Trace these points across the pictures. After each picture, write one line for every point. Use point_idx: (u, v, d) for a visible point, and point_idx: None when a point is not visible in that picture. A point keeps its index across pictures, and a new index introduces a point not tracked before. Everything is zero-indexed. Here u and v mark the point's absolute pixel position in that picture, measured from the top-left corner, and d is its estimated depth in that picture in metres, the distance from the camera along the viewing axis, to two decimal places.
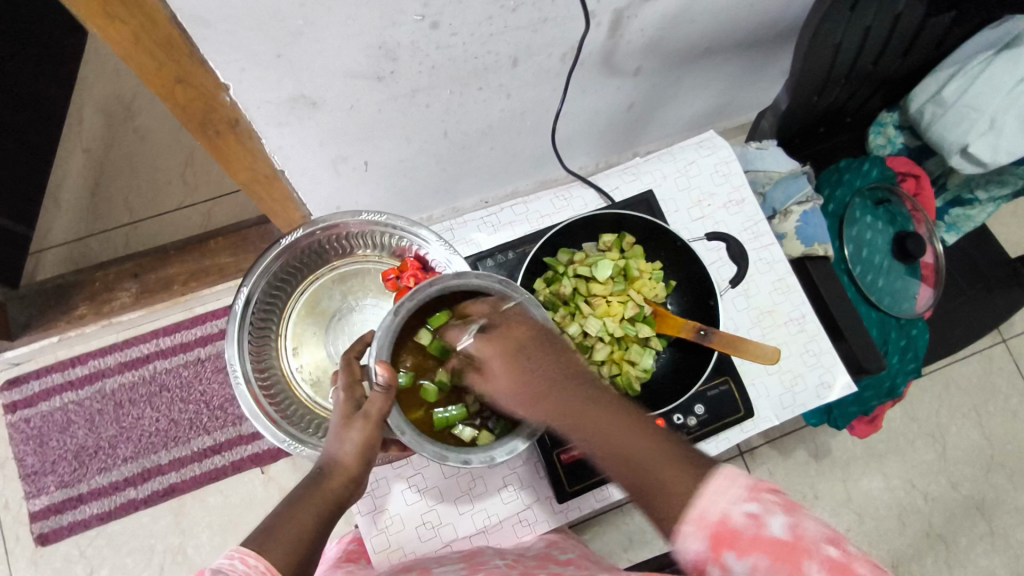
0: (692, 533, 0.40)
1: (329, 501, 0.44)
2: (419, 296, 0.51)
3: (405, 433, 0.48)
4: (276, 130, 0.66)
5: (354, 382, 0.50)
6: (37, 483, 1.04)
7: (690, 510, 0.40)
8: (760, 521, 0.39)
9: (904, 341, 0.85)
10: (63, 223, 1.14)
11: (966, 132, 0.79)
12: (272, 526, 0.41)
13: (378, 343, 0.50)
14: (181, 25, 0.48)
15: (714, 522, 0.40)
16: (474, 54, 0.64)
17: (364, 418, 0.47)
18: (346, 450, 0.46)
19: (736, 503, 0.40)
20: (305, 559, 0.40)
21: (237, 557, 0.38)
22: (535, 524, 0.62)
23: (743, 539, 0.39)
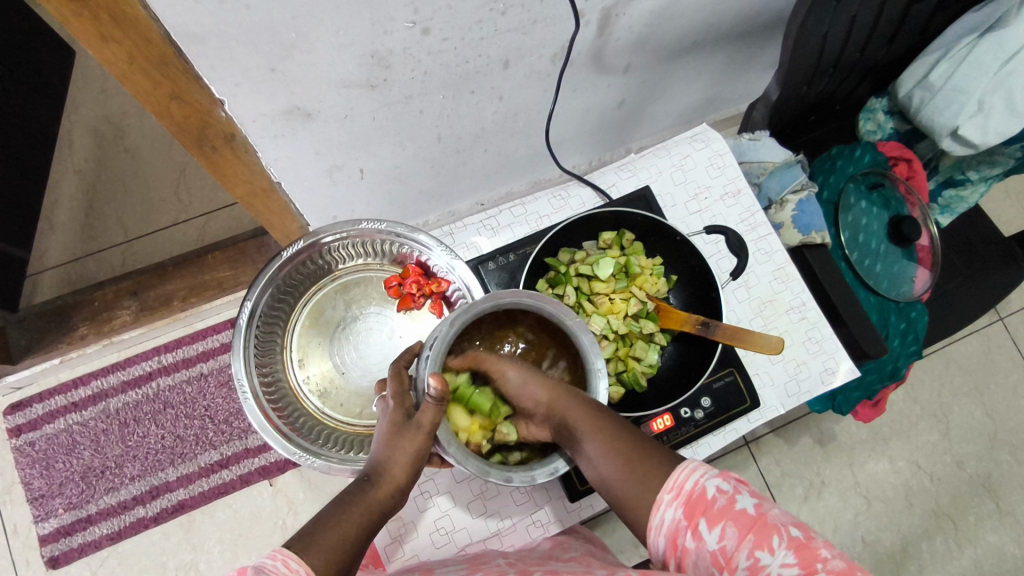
0: (670, 501, 0.46)
1: (375, 510, 0.45)
2: (476, 311, 0.51)
3: (450, 448, 0.49)
4: (271, 143, 0.66)
5: (404, 392, 0.51)
6: (45, 506, 1.03)
7: (668, 483, 0.47)
8: (730, 496, 0.45)
9: (903, 324, 0.86)
10: (59, 245, 1.14)
11: (956, 115, 0.79)
12: (315, 530, 0.41)
13: (434, 353, 0.50)
14: (176, 42, 0.49)
15: (690, 494, 0.46)
16: (466, 58, 0.65)
17: (416, 429, 0.48)
18: (397, 459, 0.47)
19: (710, 478, 0.46)
20: (348, 566, 0.40)
21: (279, 558, 0.38)
22: (548, 525, 0.62)
23: (716, 509, 0.44)
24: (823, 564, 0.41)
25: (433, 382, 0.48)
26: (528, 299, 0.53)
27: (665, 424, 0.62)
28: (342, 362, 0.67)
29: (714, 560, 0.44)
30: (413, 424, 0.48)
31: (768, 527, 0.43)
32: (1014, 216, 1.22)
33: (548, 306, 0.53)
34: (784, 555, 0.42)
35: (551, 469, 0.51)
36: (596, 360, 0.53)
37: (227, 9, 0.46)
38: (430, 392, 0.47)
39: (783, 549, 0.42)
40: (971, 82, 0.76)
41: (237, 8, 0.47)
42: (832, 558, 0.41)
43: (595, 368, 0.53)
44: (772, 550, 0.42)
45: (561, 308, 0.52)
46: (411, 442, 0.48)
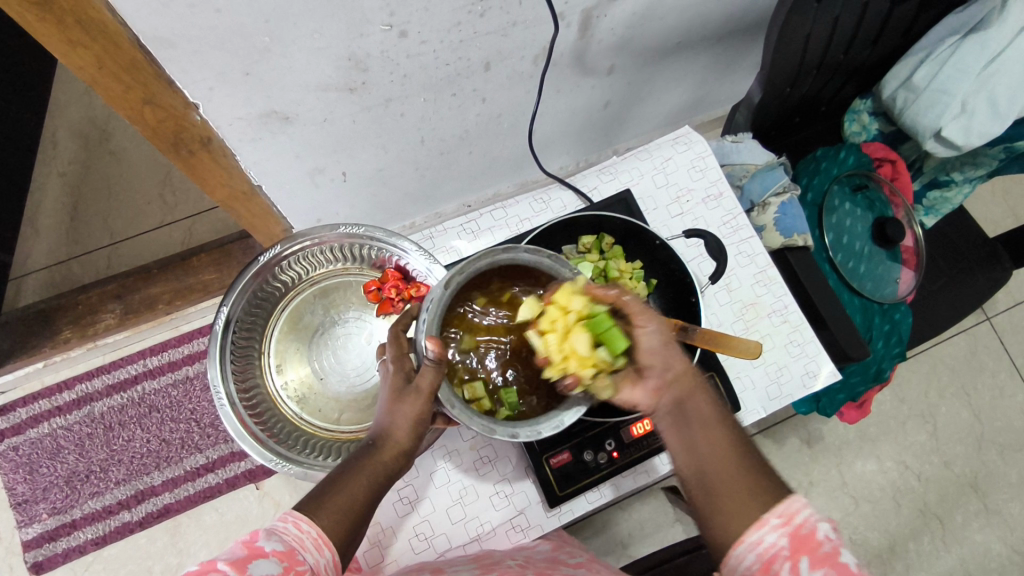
0: (776, 526, 0.40)
1: (379, 474, 0.46)
2: (471, 270, 0.47)
3: (453, 405, 0.45)
4: (249, 146, 0.65)
5: (403, 355, 0.50)
6: (29, 511, 1.03)
7: (779, 507, 0.41)
8: (841, 548, 0.39)
9: (887, 326, 0.86)
10: (43, 248, 1.13)
11: (939, 117, 0.79)
12: (322, 495, 0.43)
13: (428, 316, 0.47)
14: (146, 47, 0.48)
15: (800, 528, 0.40)
16: (445, 60, 0.64)
17: (416, 392, 0.47)
18: (398, 424, 0.47)
19: (825, 522, 0.40)
20: (353, 530, 0.42)
21: (290, 521, 0.40)
22: (528, 530, 0.62)
23: (823, 553, 0.39)
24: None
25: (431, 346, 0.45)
26: (524, 255, 0.49)
27: (645, 428, 0.63)
28: (321, 367, 0.67)
29: None
30: (411, 387, 0.47)
31: None
32: (1000, 216, 1.23)
33: (546, 259, 0.49)
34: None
35: (556, 422, 0.46)
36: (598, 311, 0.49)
37: (197, 13, 0.46)
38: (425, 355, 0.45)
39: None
40: (954, 84, 0.76)
41: (208, 12, 0.46)
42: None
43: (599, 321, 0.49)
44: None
45: (556, 261, 0.49)
46: (412, 405, 0.47)
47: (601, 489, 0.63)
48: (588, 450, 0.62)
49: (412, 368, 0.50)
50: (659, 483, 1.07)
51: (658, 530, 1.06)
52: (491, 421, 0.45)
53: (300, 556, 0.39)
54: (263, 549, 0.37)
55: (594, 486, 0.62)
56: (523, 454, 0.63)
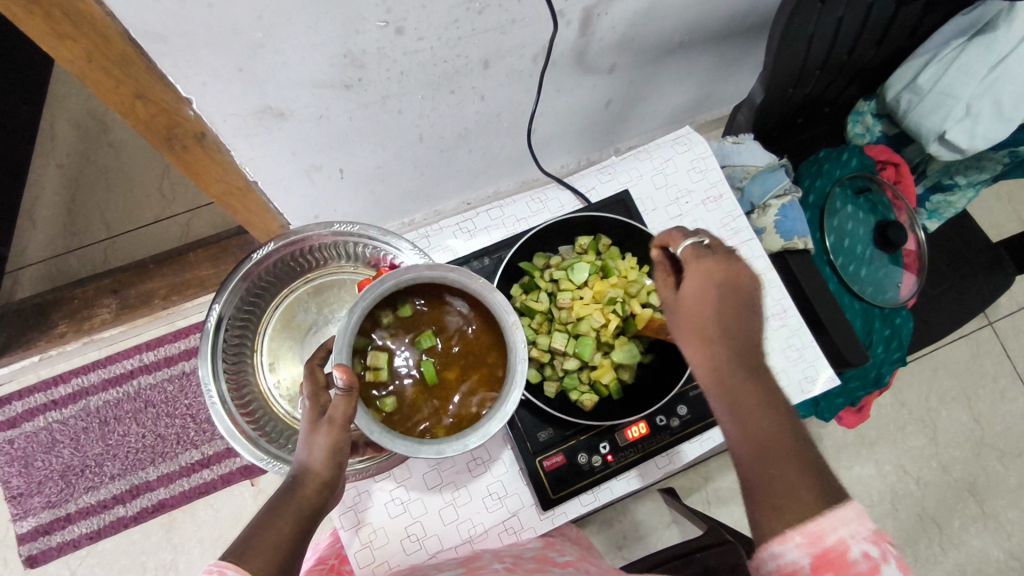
0: (800, 544, 0.39)
1: (304, 509, 0.43)
2: (376, 294, 0.49)
3: (374, 430, 0.47)
4: (244, 142, 0.65)
5: (319, 389, 0.49)
6: (23, 505, 1.02)
7: (809, 526, 0.39)
8: (874, 565, 0.38)
9: (888, 330, 0.85)
10: (40, 240, 1.13)
11: (944, 119, 0.78)
12: (250, 536, 0.39)
13: (338, 346, 0.48)
14: (138, 41, 0.47)
15: (830, 549, 0.38)
16: (443, 57, 0.63)
17: (329, 423, 0.46)
18: (315, 456, 0.45)
19: (859, 540, 0.38)
20: (288, 567, 0.39)
21: (215, 571, 0.36)
22: (520, 532, 0.61)
23: (853, 574, 0.38)
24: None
25: (339, 374, 0.46)
26: (428, 271, 0.50)
27: (640, 431, 0.62)
28: None
29: None
30: (324, 418, 0.46)
31: None
32: (1004, 220, 1.22)
33: (449, 274, 0.51)
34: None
35: (482, 429, 0.48)
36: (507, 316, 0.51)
37: (189, 8, 0.45)
38: (335, 383, 0.45)
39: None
40: (959, 86, 0.76)
41: (201, 7, 0.46)
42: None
43: (510, 323, 0.51)
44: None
45: (462, 273, 0.50)
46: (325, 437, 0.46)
47: (594, 493, 0.62)
48: (582, 453, 0.62)
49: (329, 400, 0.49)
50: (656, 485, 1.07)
51: (653, 532, 1.06)
52: (417, 442, 0.47)
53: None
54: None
55: (587, 489, 0.62)
56: (515, 456, 0.63)
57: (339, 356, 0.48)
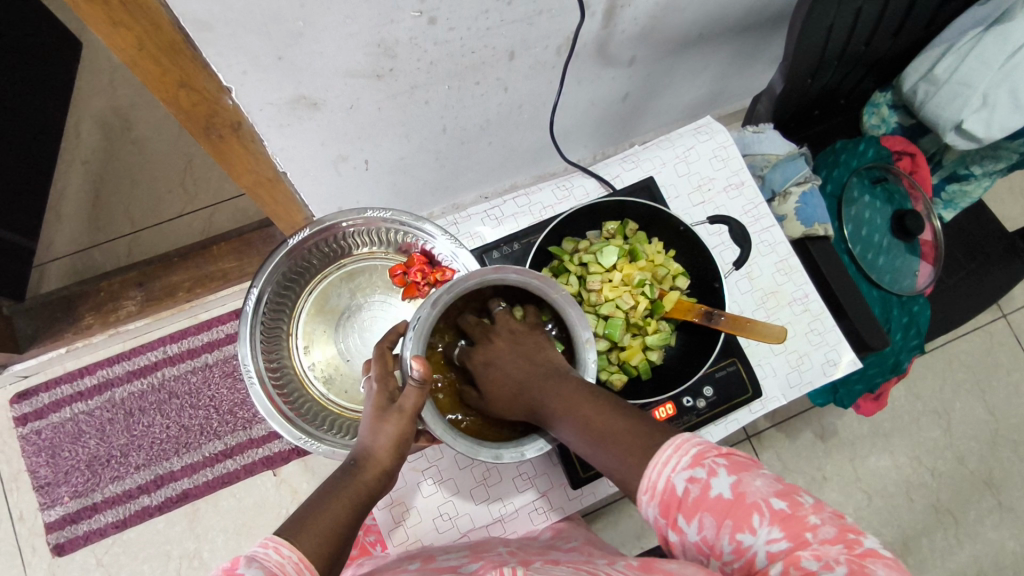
0: (646, 502, 0.44)
1: (363, 493, 0.45)
2: (458, 289, 0.50)
3: (437, 427, 0.49)
4: (277, 132, 0.66)
5: (388, 373, 0.51)
6: (51, 494, 1.04)
7: (642, 483, 0.44)
8: (705, 484, 0.42)
9: (906, 318, 0.87)
10: (65, 235, 1.15)
11: (960, 110, 0.80)
12: (307, 516, 0.42)
13: (414, 334, 0.50)
14: (185, 29, 0.49)
15: (663, 492, 0.43)
16: (471, 48, 0.65)
17: (399, 413, 0.48)
18: (380, 443, 0.47)
19: (676, 471, 0.43)
20: (337, 550, 0.41)
21: (271, 546, 0.38)
22: (550, 512, 0.63)
23: (690, 503, 0.42)
24: (813, 534, 0.40)
25: (416, 365, 0.48)
26: (513, 275, 0.51)
27: (667, 412, 0.63)
28: (347, 348, 0.68)
29: (700, 547, 0.43)
30: (395, 407, 0.48)
31: (747, 508, 0.42)
32: (1017, 213, 1.22)
33: (535, 281, 0.52)
34: (770, 533, 0.41)
35: (539, 444, 0.51)
36: (584, 331, 0.53)
37: None
38: (413, 375, 0.47)
39: (766, 526, 0.41)
40: (975, 76, 0.77)
41: None
42: (823, 526, 0.41)
43: (584, 340, 0.53)
44: (755, 532, 0.41)
45: (546, 283, 0.52)
46: (394, 425, 0.48)
47: None
48: None
49: (395, 387, 0.51)
50: None
51: None
52: (476, 444, 0.49)
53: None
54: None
55: None
56: None
57: (415, 346, 0.50)
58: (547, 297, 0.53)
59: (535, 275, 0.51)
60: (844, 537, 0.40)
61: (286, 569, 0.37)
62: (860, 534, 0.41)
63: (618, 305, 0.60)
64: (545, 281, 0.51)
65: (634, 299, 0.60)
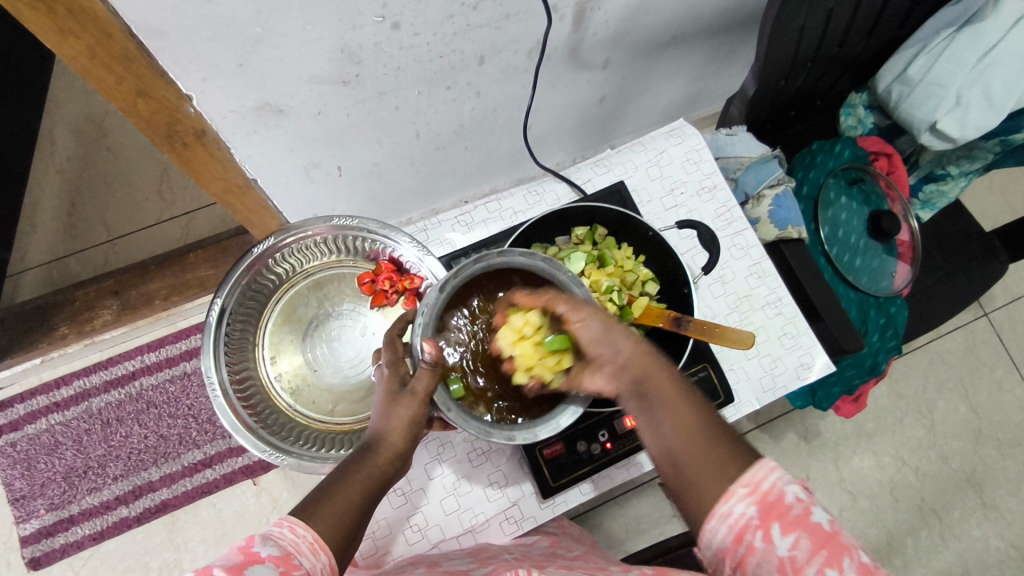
0: (743, 496, 0.39)
1: (375, 478, 0.45)
2: (467, 273, 0.49)
3: (450, 409, 0.47)
4: (243, 139, 0.65)
5: (399, 359, 0.51)
6: (27, 507, 1.03)
7: (746, 475, 0.40)
8: (807, 506, 0.39)
9: (883, 319, 0.86)
10: (40, 244, 1.14)
11: (934, 110, 0.79)
12: (321, 495, 0.42)
13: (424, 319, 0.48)
14: (138, 37, 0.48)
15: (767, 494, 0.39)
16: (438, 53, 0.64)
17: (410, 395, 0.47)
18: (394, 425, 0.47)
19: (787, 480, 0.39)
20: (350, 536, 0.40)
21: (286, 525, 0.38)
22: (522, 521, 0.62)
23: (792, 517, 0.38)
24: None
25: (427, 347, 0.47)
26: (519, 258, 0.50)
27: None
28: (314, 358, 0.67)
29: (779, 567, 0.37)
30: (406, 390, 0.47)
31: (841, 547, 0.37)
32: (998, 211, 1.23)
33: (539, 262, 0.50)
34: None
35: (554, 424, 0.48)
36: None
37: (189, 3, 0.46)
38: (423, 356, 0.47)
39: (856, 573, 0.37)
40: (949, 75, 0.76)
41: (200, 3, 0.46)
42: None
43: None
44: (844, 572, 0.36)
45: (552, 264, 0.50)
46: (407, 407, 0.47)
47: (593, 481, 0.63)
48: (581, 441, 0.63)
49: (407, 373, 0.50)
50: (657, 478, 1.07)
51: (656, 524, 1.07)
52: (489, 425, 0.47)
53: (297, 562, 0.36)
54: (260, 554, 0.35)
55: (586, 478, 0.63)
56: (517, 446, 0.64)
57: (425, 331, 0.48)
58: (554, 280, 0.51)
59: (540, 255, 0.50)
60: None
61: (302, 548, 0.37)
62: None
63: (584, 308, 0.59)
64: (551, 261, 0.50)
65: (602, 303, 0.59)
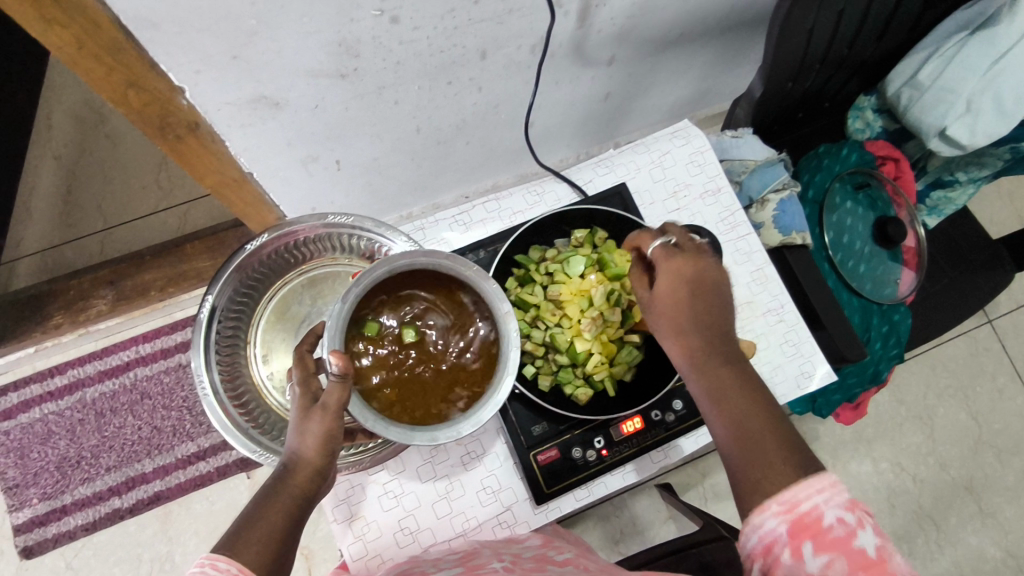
0: (777, 513, 0.40)
1: (296, 500, 0.42)
2: (369, 280, 0.48)
3: (369, 419, 0.46)
4: (239, 132, 0.64)
5: (309, 373, 0.47)
6: (19, 496, 1.02)
7: (784, 494, 0.40)
8: (851, 530, 0.38)
9: (886, 327, 0.85)
10: (37, 232, 1.13)
11: (944, 115, 0.77)
12: (240, 528, 0.39)
13: (331, 331, 0.46)
14: (129, 27, 0.47)
15: (803, 514, 0.39)
16: (440, 47, 0.63)
17: (322, 410, 0.44)
18: (308, 443, 0.43)
19: (832, 503, 0.39)
20: (276, 563, 0.39)
21: (206, 565, 0.36)
22: (514, 526, 0.61)
23: (829, 538, 0.38)
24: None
25: (334, 360, 0.44)
26: (421, 259, 0.50)
27: (635, 426, 0.63)
28: None
29: None
30: (317, 405, 0.44)
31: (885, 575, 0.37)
32: (1005, 217, 1.21)
33: (444, 261, 0.50)
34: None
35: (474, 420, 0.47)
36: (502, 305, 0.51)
37: None
38: (330, 370, 0.43)
39: None
40: (959, 81, 0.75)
41: None
42: None
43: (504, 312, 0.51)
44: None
45: (456, 261, 0.50)
46: (319, 423, 0.44)
47: (589, 487, 0.62)
48: (576, 448, 0.62)
49: (319, 389, 0.47)
50: (653, 481, 1.07)
51: (650, 527, 1.06)
52: (411, 428, 0.46)
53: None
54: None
55: (581, 484, 0.62)
56: (511, 450, 0.63)
57: (332, 344, 0.46)
58: (460, 277, 0.51)
59: (442, 252, 0.49)
60: None
61: None
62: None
63: (581, 309, 0.58)
64: (451, 257, 0.49)
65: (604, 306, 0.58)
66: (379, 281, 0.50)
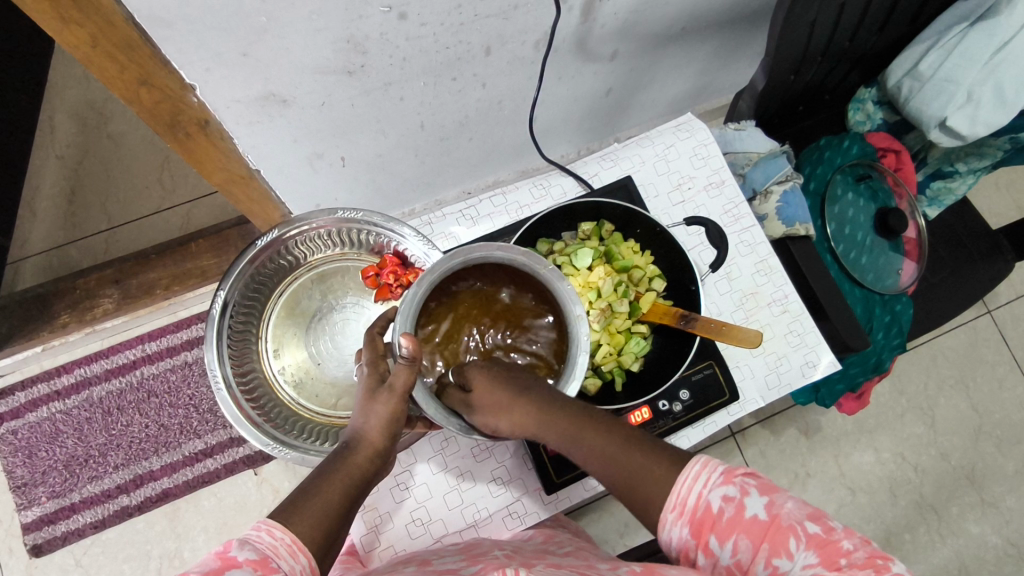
0: (675, 520, 0.43)
1: (357, 475, 0.45)
2: (443, 268, 0.50)
3: (431, 408, 0.50)
4: (247, 129, 0.65)
5: (377, 358, 0.52)
6: (28, 495, 1.03)
7: (670, 500, 0.43)
8: (738, 503, 0.42)
9: (888, 317, 0.86)
10: (41, 231, 1.13)
11: (945, 106, 0.78)
12: (296, 502, 0.41)
13: (403, 316, 0.49)
14: (141, 25, 0.47)
15: (695, 510, 0.43)
16: (446, 44, 0.63)
17: (389, 392, 0.48)
18: (372, 423, 0.47)
19: (712, 487, 0.43)
20: (331, 536, 0.40)
21: (264, 528, 0.37)
22: (525, 516, 0.62)
23: (724, 522, 0.42)
24: (846, 559, 0.39)
25: (404, 343, 0.47)
26: (497, 252, 0.51)
27: (642, 416, 0.62)
28: (318, 353, 0.68)
29: (732, 572, 0.42)
30: (385, 387, 0.48)
31: (782, 531, 0.41)
32: (1004, 208, 1.22)
33: (518, 256, 0.51)
34: (807, 558, 0.40)
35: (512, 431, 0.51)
36: (574, 308, 0.51)
37: None
38: (400, 352, 0.46)
39: (803, 549, 0.40)
40: (960, 71, 0.75)
41: None
42: (855, 550, 0.39)
43: (575, 315, 0.50)
44: (792, 556, 0.40)
45: (531, 257, 0.51)
46: (385, 405, 0.48)
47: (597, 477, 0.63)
48: None
49: (385, 372, 0.52)
50: None
51: None
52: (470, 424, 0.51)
53: (275, 566, 0.36)
54: (236, 561, 0.35)
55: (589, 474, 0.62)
56: (520, 442, 0.64)
57: (403, 328, 0.49)
58: (534, 274, 0.52)
59: (518, 248, 0.50)
60: (873, 563, 0.38)
61: (279, 552, 0.36)
62: (888, 559, 0.39)
63: (590, 301, 0.59)
64: (528, 254, 0.50)
65: (613, 297, 0.59)
66: (453, 275, 0.52)
